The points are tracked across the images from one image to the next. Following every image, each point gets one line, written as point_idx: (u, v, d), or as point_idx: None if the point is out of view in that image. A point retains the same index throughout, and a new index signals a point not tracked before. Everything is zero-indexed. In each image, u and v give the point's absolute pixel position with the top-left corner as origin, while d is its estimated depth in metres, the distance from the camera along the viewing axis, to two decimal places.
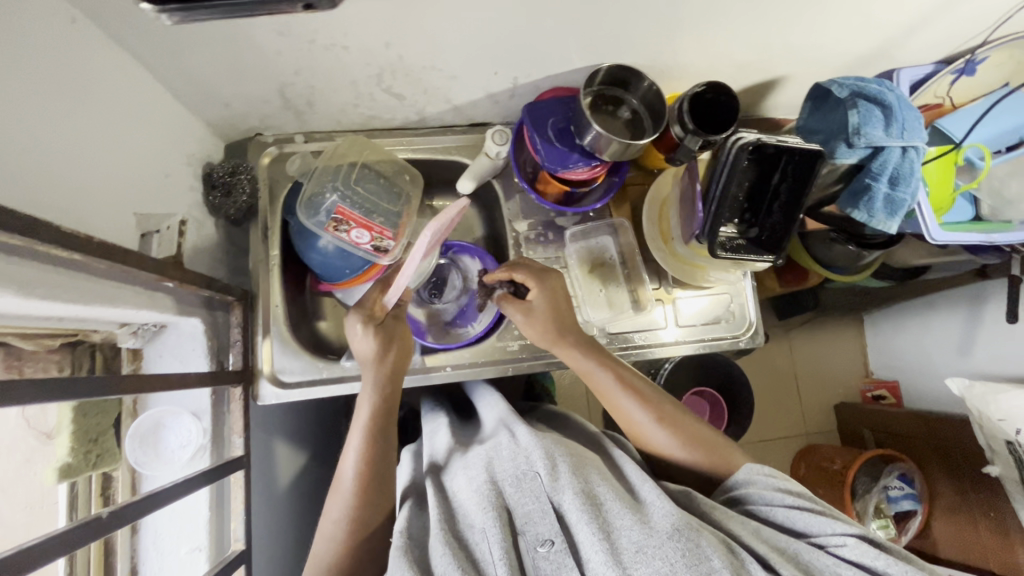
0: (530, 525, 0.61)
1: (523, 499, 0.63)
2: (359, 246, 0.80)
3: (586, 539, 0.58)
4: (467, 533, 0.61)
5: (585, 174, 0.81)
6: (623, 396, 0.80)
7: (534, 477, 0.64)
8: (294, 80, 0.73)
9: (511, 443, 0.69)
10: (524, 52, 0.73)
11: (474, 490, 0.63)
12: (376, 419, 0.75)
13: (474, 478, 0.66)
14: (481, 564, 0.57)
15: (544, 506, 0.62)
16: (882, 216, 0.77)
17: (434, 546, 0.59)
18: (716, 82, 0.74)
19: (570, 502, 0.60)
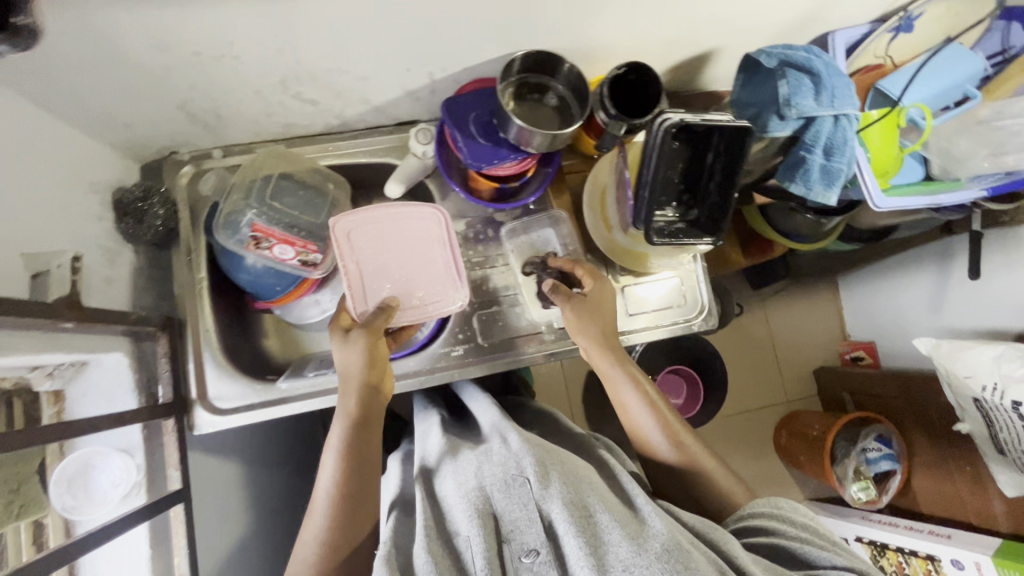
0: (516, 534, 0.60)
1: (511, 506, 0.61)
2: (285, 262, 0.77)
3: (574, 552, 0.57)
4: (451, 541, 0.60)
5: (513, 169, 0.78)
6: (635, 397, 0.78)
7: (523, 483, 0.62)
8: (193, 95, 0.69)
9: (502, 449, 0.67)
10: (433, 46, 0.69)
11: (462, 496, 0.62)
12: (369, 429, 0.70)
13: (461, 484, 0.64)
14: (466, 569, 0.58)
15: (532, 515, 0.60)
16: (820, 187, 0.75)
17: (417, 552, 0.58)
18: (637, 64, 0.71)
19: (558, 513, 0.58)
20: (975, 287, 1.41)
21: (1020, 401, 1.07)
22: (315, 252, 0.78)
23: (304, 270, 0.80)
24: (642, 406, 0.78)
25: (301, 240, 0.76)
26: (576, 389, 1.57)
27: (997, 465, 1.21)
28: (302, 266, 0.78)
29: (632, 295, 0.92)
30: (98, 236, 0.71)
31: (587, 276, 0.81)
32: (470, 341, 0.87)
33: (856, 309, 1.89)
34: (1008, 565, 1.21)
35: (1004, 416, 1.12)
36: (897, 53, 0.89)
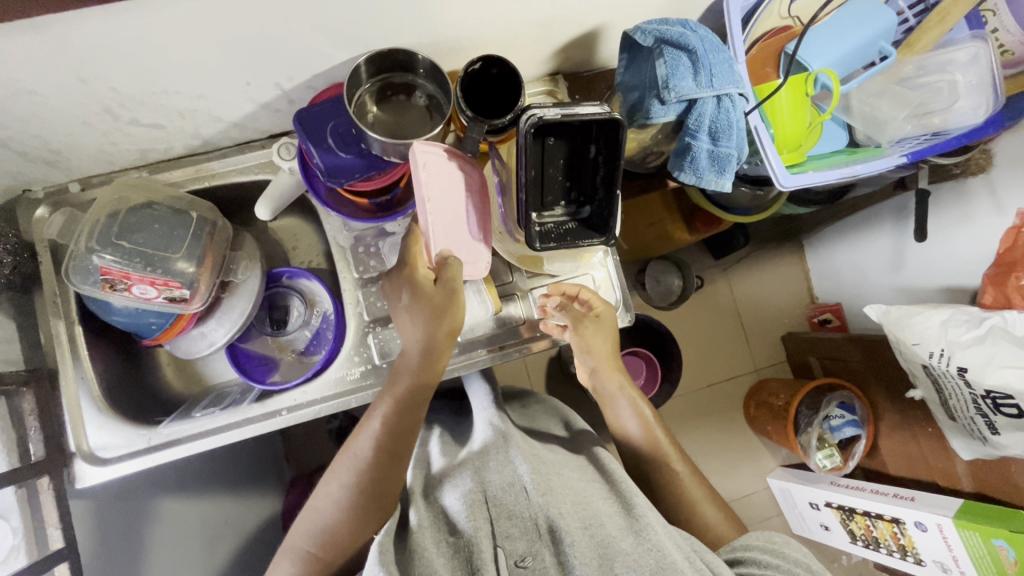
0: (508, 542, 0.64)
1: (509, 509, 0.68)
2: (150, 301, 0.72)
3: (576, 554, 0.61)
4: (452, 541, 0.65)
5: (382, 183, 0.73)
6: (627, 408, 0.86)
7: (520, 490, 0.68)
8: (11, 134, 0.63)
9: (501, 456, 0.74)
10: (265, 57, 0.63)
11: (463, 501, 0.68)
12: (412, 391, 0.75)
13: (462, 487, 0.71)
14: (470, 566, 0.62)
15: (528, 522, 0.66)
16: (712, 174, 0.69)
17: (424, 547, 0.64)
18: (492, 56, 0.63)
19: (556, 516, 0.64)
20: (931, 245, 1.35)
21: (965, 367, 1.03)
22: (180, 288, 0.72)
23: (176, 307, 0.75)
24: (633, 417, 0.85)
25: (162, 278, 0.71)
26: (535, 378, 1.54)
27: (952, 429, 1.18)
28: (170, 303, 0.73)
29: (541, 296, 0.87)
30: None
31: (594, 299, 0.83)
32: (367, 362, 0.82)
33: (822, 270, 1.84)
34: (969, 526, 1.16)
35: (952, 382, 1.09)
36: (803, 12, 0.82)
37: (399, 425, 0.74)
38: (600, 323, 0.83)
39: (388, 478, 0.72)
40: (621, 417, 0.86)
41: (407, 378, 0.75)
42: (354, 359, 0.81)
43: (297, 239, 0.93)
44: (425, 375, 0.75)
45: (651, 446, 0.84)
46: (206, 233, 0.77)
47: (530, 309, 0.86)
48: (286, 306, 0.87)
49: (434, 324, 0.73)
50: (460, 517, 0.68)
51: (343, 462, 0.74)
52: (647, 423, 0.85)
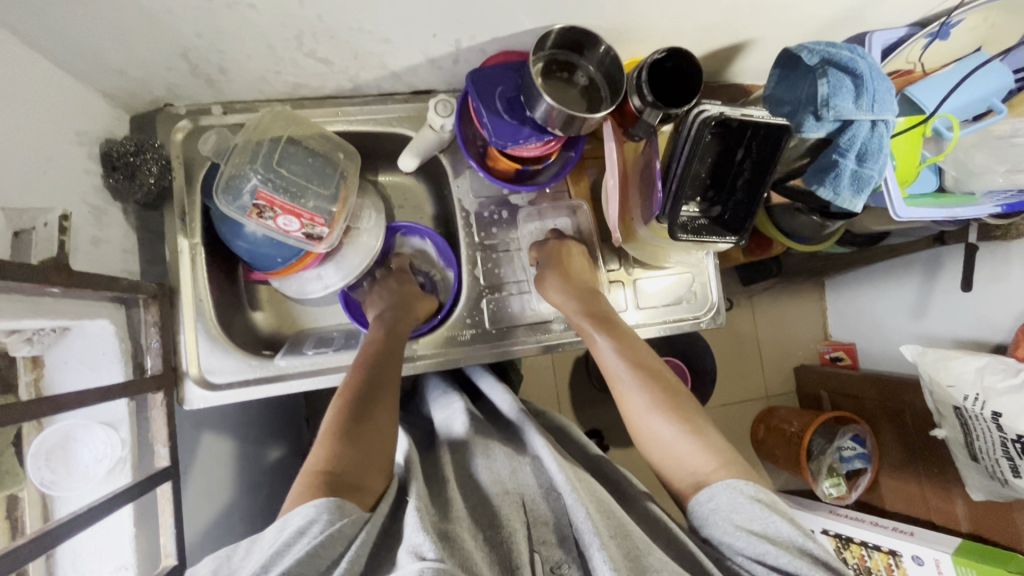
0: (542, 547, 0.57)
1: (544, 522, 0.59)
2: (289, 234, 0.72)
3: (596, 568, 0.52)
4: (491, 533, 0.57)
5: (537, 151, 0.75)
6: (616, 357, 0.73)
7: (559, 497, 0.62)
8: (198, 44, 0.63)
9: (537, 470, 0.67)
10: (465, 12, 0.64)
11: (497, 496, 0.62)
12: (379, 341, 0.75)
13: (496, 482, 0.64)
14: (509, 559, 0.54)
15: (565, 531, 0.59)
16: (848, 194, 0.74)
17: (466, 535, 0.55)
18: (678, 49, 0.67)
19: (585, 524, 0.55)
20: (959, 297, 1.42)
21: (999, 412, 1.10)
22: (322, 225, 0.73)
23: (308, 244, 0.75)
24: (626, 375, 0.71)
25: (308, 212, 0.71)
26: None
27: (970, 470, 1.26)
28: (306, 239, 0.74)
29: (641, 289, 0.89)
30: (85, 192, 0.65)
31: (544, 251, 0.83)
32: (479, 326, 0.84)
33: (841, 310, 1.89)
34: (966, 563, 1.18)
35: (982, 425, 1.16)
36: (929, 60, 0.88)
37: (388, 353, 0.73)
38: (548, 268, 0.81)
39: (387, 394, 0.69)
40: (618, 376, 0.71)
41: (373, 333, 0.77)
42: (465, 321, 0.84)
43: (406, 199, 0.94)
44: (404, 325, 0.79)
45: (664, 411, 0.68)
46: (347, 177, 0.77)
47: (634, 299, 0.89)
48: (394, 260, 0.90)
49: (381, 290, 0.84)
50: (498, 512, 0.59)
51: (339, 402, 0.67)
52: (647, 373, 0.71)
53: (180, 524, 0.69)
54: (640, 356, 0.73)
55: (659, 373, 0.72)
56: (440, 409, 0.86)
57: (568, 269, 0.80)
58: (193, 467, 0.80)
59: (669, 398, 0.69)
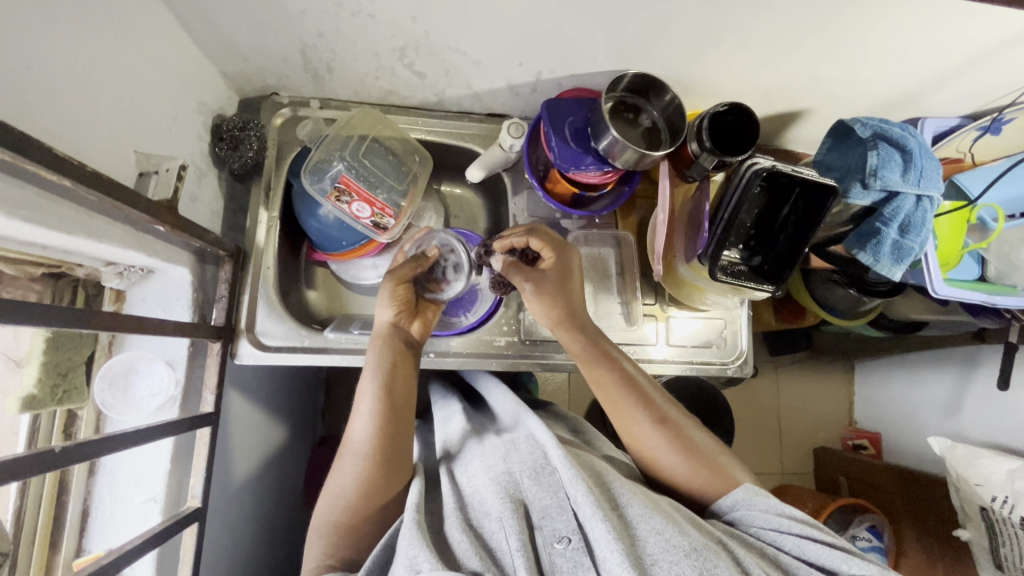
0: (547, 521, 0.59)
1: (541, 494, 0.62)
2: (359, 219, 0.79)
3: (601, 537, 0.55)
4: (487, 517, 0.60)
5: (595, 179, 0.81)
6: (622, 389, 0.73)
7: (553, 472, 0.63)
8: (316, 43, 0.73)
9: (530, 440, 0.69)
10: (551, 46, 0.72)
11: (492, 480, 0.63)
12: (389, 364, 0.74)
13: (490, 467, 0.66)
14: (497, 552, 0.57)
15: (562, 501, 0.61)
16: (888, 262, 0.76)
17: (453, 532, 0.59)
18: (738, 104, 0.73)
19: (583, 496, 0.58)
20: (994, 397, 1.37)
21: None
22: (390, 217, 0.80)
23: (373, 232, 0.82)
24: (634, 403, 0.73)
25: (381, 202, 0.78)
26: None
27: None
28: (373, 227, 0.80)
29: (673, 326, 0.92)
30: (194, 153, 0.74)
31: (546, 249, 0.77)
32: (513, 335, 0.88)
33: (870, 397, 1.82)
34: None
35: (1010, 530, 1.11)
36: (979, 152, 0.91)
37: (396, 375, 0.74)
38: (551, 279, 0.77)
39: (397, 423, 0.71)
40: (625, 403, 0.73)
41: (378, 353, 0.75)
42: (502, 328, 0.88)
43: (461, 210, 1.00)
44: (410, 331, 0.79)
45: (663, 428, 0.71)
46: (418, 179, 0.86)
47: (665, 334, 0.91)
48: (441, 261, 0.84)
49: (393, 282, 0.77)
50: (491, 490, 0.62)
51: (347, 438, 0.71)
52: (650, 403, 0.73)
53: (210, 469, 0.73)
54: (634, 381, 0.74)
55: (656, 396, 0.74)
56: (438, 410, 0.88)
57: (568, 280, 0.77)
58: (223, 426, 0.84)
59: (671, 423, 0.72)
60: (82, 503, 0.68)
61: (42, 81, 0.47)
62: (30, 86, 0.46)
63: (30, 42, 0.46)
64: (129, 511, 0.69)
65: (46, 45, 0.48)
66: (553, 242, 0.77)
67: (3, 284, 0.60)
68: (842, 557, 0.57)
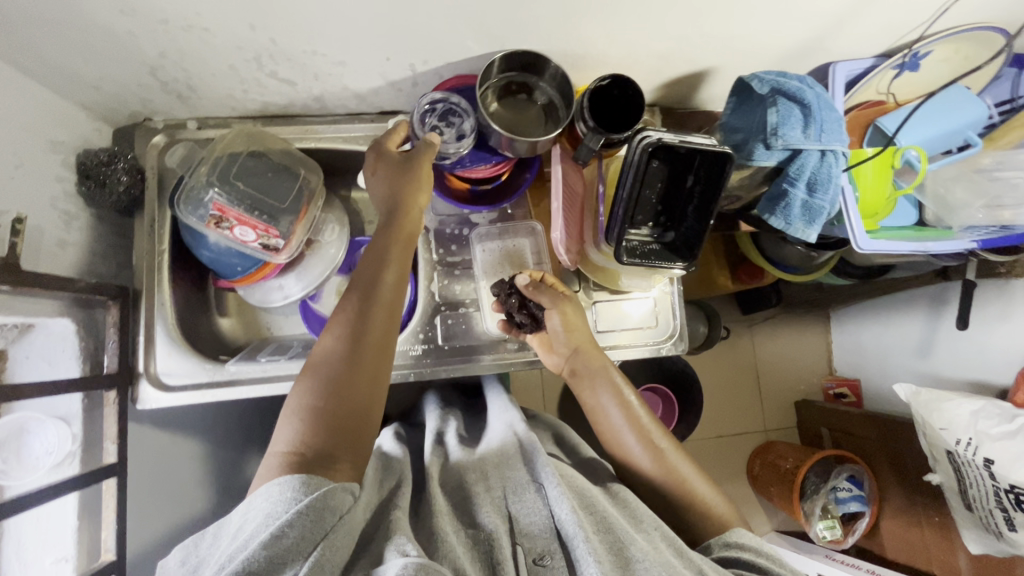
0: (529, 540, 0.60)
1: (528, 511, 0.62)
2: (246, 244, 0.75)
3: (583, 558, 0.55)
4: (470, 529, 0.60)
5: (487, 173, 0.77)
6: (620, 415, 0.77)
7: (541, 491, 0.63)
8: (163, 63, 0.68)
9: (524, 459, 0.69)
10: (413, 37, 0.67)
11: (485, 498, 0.63)
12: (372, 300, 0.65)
13: (484, 488, 0.65)
14: (490, 556, 0.57)
15: (544, 521, 0.61)
16: (801, 224, 0.72)
17: (443, 525, 0.58)
18: (618, 75, 0.68)
19: (569, 517, 0.58)
20: (962, 336, 1.33)
21: (992, 459, 1.04)
22: (277, 237, 0.76)
23: (266, 254, 0.78)
24: (628, 428, 0.76)
25: (263, 224, 0.74)
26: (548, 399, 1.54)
27: (964, 521, 1.17)
28: (263, 249, 0.77)
29: (603, 312, 0.89)
30: (55, 197, 0.70)
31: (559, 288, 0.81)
32: (432, 341, 0.85)
33: (846, 345, 1.80)
34: None
35: (976, 471, 1.08)
36: (900, 91, 0.87)
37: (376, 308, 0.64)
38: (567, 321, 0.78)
39: (375, 354, 0.63)
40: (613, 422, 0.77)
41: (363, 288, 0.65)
42: (418, 336, 0.84)
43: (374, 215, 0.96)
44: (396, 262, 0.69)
45: (666, 471, 0.73)
46: (304, 193, 0.80)
47: (594, 321, 0.88)
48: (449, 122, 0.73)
49: (413, 187, 0.68)
50: (478, 507, 0.62)
51: (318, 358, 0.63)
52: (638, 426, 0.75)
53: (123, 519, 0.72)
54: (631, 404, 0.77)
55: (654, 425, 0.76)
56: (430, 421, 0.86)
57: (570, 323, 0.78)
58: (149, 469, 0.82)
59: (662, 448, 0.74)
60: None
61: None
62: None
63: None
64: None
65: None
66: (557, 297, 0.78)
67: None
68: None
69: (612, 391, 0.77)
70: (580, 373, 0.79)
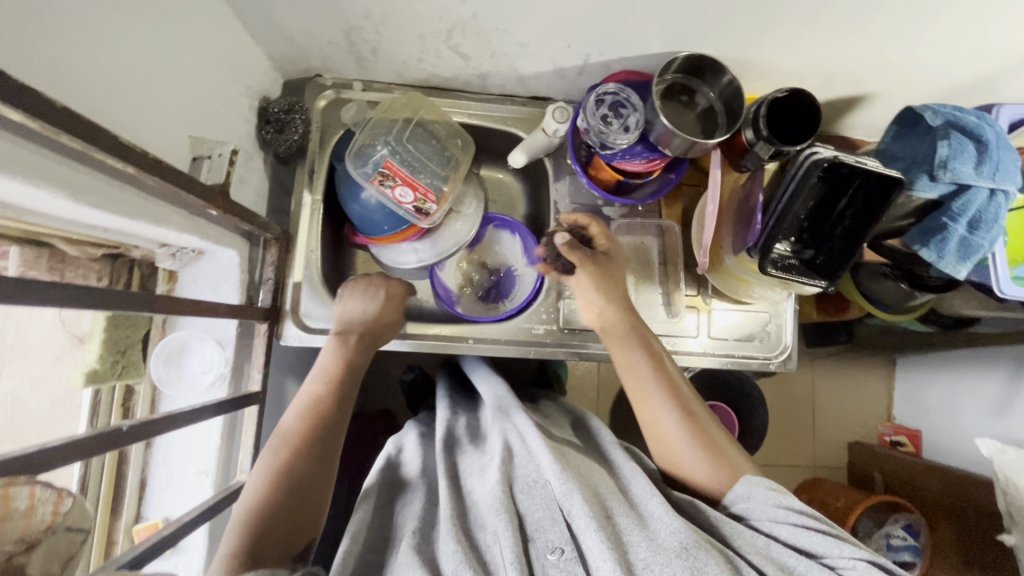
0: (540, 532, 0.55)
1: (534, 506, 0.58)
2: (401, 205, 0.78)
3: (594, 547, 0.51)
4: (476, 536, 0.55)
5: (641, 168, 0.79)
6: (649, 379, 0.72)
7: (545, 485, 0.59)
8: (362, 25, 0.72)
9: (524, 449, 0.65)
10: (604, 28, 0.70)
11: (488, 492, 0.59)
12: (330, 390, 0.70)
13: (489, 480, 0.61)
14: (492, 567, 0.52)
15: (553, 512, 0.56)
16: (953, 259, 0.73)
17: (444, 543, 0.54)
18: (798, 89, 0.71)
19: (578, 507, 0.54)
20: None
21: None
22: (433, 202, 0.79)
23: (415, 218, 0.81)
24: (657, 388, 0.71)
25: (423, 187, 0.77)
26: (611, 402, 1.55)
27: None
28: (415, 213, 0.80)
29: (717, 318, 0.89)
30: (241, 137, 0.75)
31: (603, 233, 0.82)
32: (553, 323, 0.87)
33: None
34: None
35: None
36: None
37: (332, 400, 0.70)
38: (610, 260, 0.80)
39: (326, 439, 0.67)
40: (643, 388, 0.72)
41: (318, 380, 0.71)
42: (541, 316, 0.87)
43: (501, 194, 0.99)
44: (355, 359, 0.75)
45: (694, 440, 0.68)
46: (460, 164, 0.84)
47: (707, 326, 0.89)
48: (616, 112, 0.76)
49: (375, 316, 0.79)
50: (478, 510, 0.58)
51: (277, 435, 0.66)
52: (669, 384, 0.71)
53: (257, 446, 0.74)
54: (665, 365, 0.73)
55: (683, 387, 0.72)
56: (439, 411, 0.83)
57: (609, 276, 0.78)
58: None
59: (690, 408, 0.70)
60: (141, 472, 0.73)
61: (98, 62, 0.47)
62: (96, 77, 0.47)
63: (95, 36, 0.46)
64: (183, 480, 0.73)
65: (107, 31, 0.47)
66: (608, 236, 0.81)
67: (66, 263, 0.63)
68: (832, 543, 0.55)
69: (648, 357, 0.73)
70: (611, 334, 0.75)
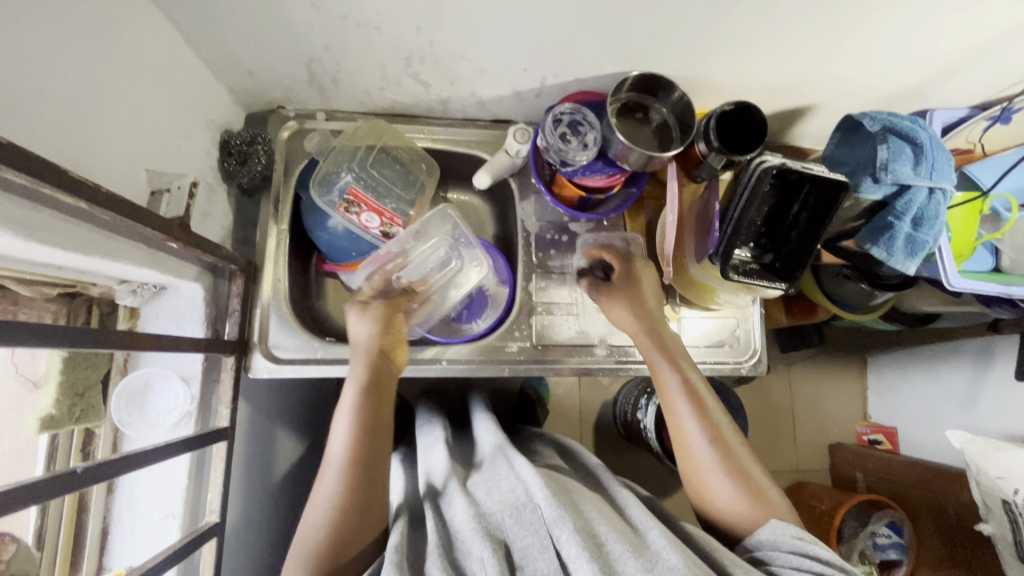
0: (528, 561, 0.54)
1: (523, 532, 0.56)
2: (368, 230, 0.81)
3: None
4: (459, 564, 0.54)
5: (601, 183, 0.81)
6: (682, 401, 0.73)
7: (534, 509, 0.57)
8: (322, 57, 0.73)
9: (511, 475, 0.63)
10: (557, 51, 0.72)
11: (470, 515, 0.57)
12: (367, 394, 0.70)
13: (471, 505, 0.59)
14: None
15: (543, 540, 0.55)
16: (902, 255, 0.76)
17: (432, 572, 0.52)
18: (744, 103, 0.74)
19: (568, 537, 0.53)
20: None
21: None
22: (400, 226, 0.82)
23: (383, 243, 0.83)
24: (690, 412, 0.72)
25: (390, 211, 0.80)
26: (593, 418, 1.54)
27: None
28: (383, 237, 0.82)
29: (687, 326, 0.91)
30: (203, 170, 0.75)
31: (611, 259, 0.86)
32: (526, 340, 0.88)
33: None
34: None
35: None
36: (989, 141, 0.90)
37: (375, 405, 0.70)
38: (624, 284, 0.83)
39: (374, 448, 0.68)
40: (677, 414, 0.73)
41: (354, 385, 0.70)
42: (514, 334, 0.87)
43: (470, 216, 1.00)
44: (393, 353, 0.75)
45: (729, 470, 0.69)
46: (425, 189, 0.87)
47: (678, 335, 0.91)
48: (574, 132, 0.79)
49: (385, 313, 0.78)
50: (457, 537, 0.57)
51: (328, 461, 0.66)
52: (699, 404, 0.72)
53: (226, 484, 0.72)
54: (695, 389, 0.74)
55: (714, 409, 0.73)
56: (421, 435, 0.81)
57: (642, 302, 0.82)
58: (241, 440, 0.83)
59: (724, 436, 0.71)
60: (102, 519, 0.69)
61: (50, 98, 0.47)
62: (47, 112, 0.46)
63: (43, 72, 0.46)
64: (149, 526, 0.70)
65: (56, 68, 0.47)
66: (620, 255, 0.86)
67: (19, 305, 0.61)
68: None
69: (681, 378, 0.74)
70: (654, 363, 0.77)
